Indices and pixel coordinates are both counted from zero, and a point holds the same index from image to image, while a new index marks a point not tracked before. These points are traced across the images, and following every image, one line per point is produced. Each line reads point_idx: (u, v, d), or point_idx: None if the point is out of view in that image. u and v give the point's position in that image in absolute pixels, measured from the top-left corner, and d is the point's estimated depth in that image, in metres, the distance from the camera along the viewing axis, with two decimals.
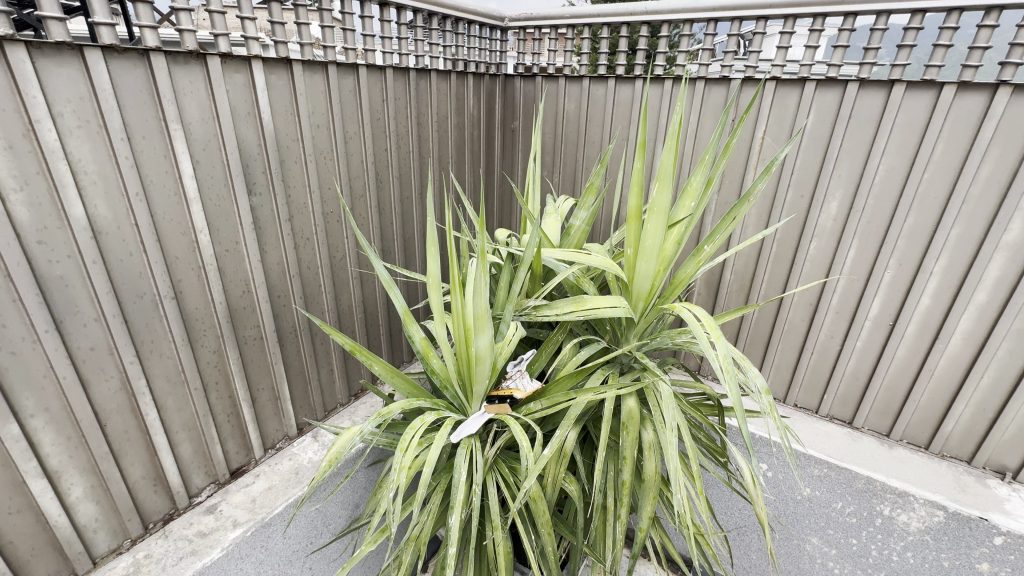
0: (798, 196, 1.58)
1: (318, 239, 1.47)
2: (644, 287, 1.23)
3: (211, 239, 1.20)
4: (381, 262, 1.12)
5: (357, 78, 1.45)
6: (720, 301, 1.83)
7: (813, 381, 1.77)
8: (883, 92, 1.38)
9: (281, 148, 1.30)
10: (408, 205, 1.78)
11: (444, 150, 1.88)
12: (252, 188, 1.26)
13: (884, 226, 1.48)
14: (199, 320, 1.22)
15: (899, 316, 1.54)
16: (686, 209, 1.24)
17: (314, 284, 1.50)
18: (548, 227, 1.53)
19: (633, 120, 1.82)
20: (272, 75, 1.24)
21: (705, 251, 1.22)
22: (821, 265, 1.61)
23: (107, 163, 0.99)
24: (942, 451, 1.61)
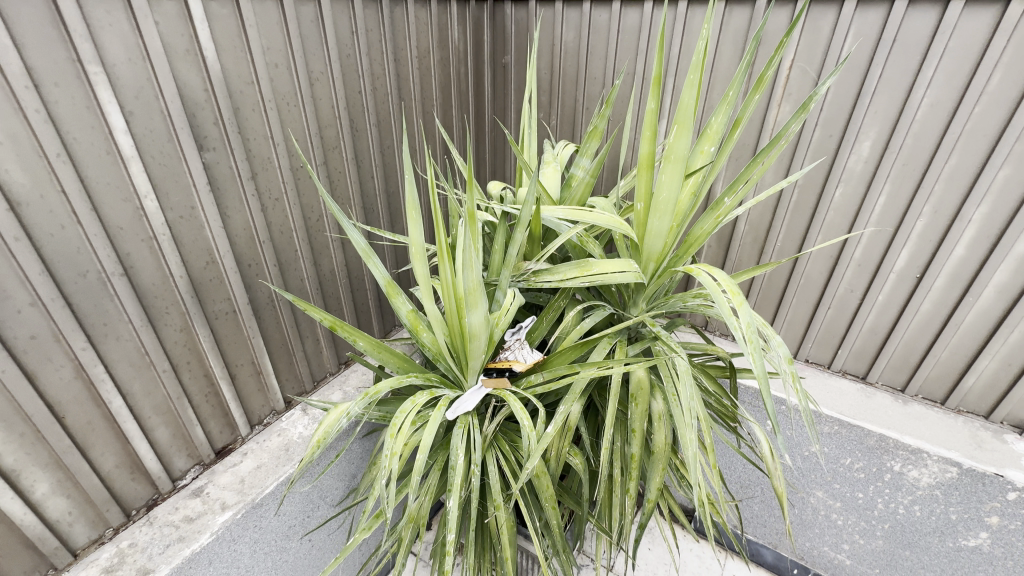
0: (826, 136, 1.41)
1: (289, 199, 1.31)
2: (656, 247, 1.10)
3: (160, 205, 1.04)
4: (357, 228, 0.95)
5: (318, 5, 1.22)
6: (732, 255, 1.71)
7: (827, 337, 1.69)
8: (937, 9, 1.17)
9: (233, 94, 1.11)
10: (389, 157, 1.60)
11: (428, 91, 1.67)
12: (203, 143, 1.08)
13: (921, 169, 1.32)
14: (158, 297, 1.09)
15: (928, 269, 1.42)
16: (705, 156, 1.07)
17: (290, 250, 1.36)
18: (546, 177, 1.33)
19: (641, 51, 1.61)
20: (213, 2, 1.03)
21: (725, 204, 1.07)
22: (846, 214, 1.47)
23: (14, 117, 0.81)
24: (959, 406, 1.55)
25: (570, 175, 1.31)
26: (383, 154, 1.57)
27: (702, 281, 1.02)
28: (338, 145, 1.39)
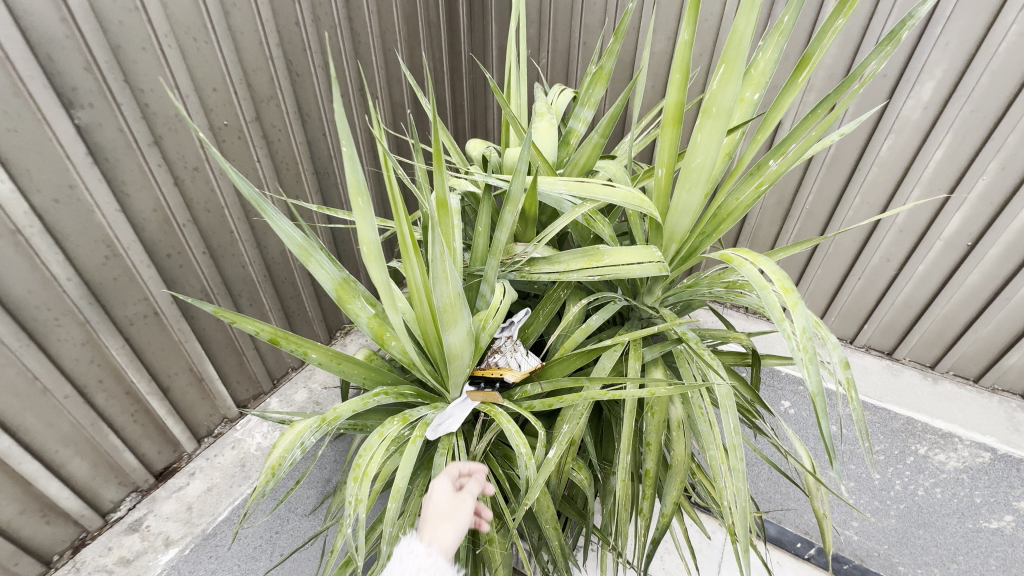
0: (879, 76, 1.16)
1: (214, 169, 1.03)
2: (683, 225, 0.87)
3: (20, 187, 0.76)
4: (285, 218, 0.68)
5: None
6: (751, 220, 1.50)
7: (852, 310, 1.52)
8: None
9: (110, 28, 0.80)
10: (345, 108, 1.30)
11: (390, 25, 1.35)
12: (75, 99, 0.79)
13: (995, 116, 1.09)
14: (41, 307, 0.84)
15: (982, 236, 1.23)
16: (747, 105, 0.82)
17: (224, 232, 1.10)
18: (539, 133, 1.04)
19: None
20: None
21: (770, 168, 0.83)
22: (892, 172, 1.25)
23: None
24: (994, 384, 1.41)
25: (570, 131, 1.05)
26: (336, 105, 1.27)
27: (746, 274, 0.77)
28: (273, 95, 1.10)
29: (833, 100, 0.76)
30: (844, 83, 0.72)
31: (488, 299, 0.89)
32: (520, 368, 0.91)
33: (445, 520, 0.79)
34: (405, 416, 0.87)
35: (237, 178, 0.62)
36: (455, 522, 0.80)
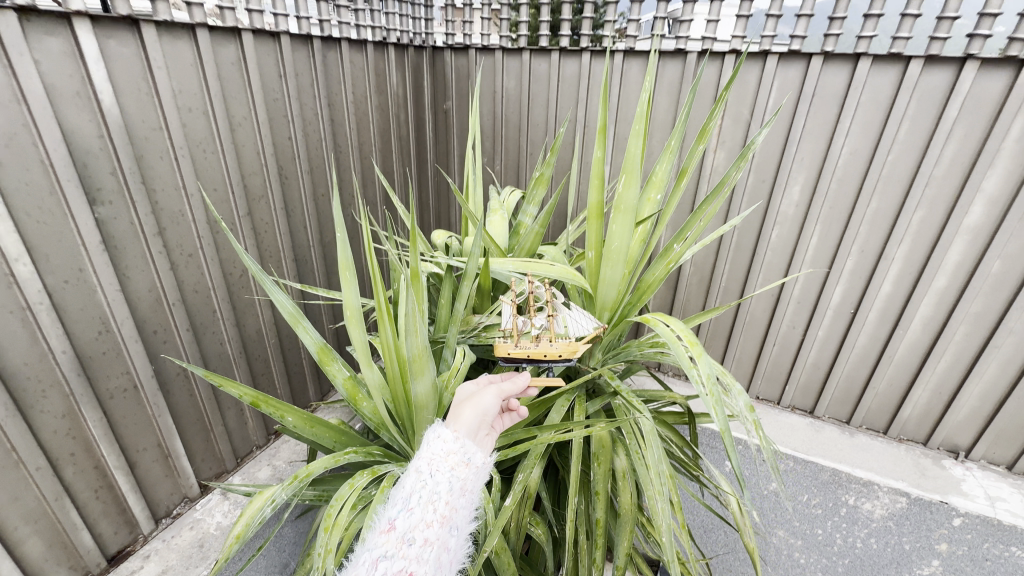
0: (759, 181, 1.48)
1: (205, 256, 1.16)
2: (611, 295, 1.07)
3: (37, 269, 0.87)
4: (281, 290, 0.84)
5: (240, 48, 1.14)
6: (680, 295, 1.73)
7: (774, 373, 1.73)
8: (848, 67, 1.27)
9: (135, 142, 0.98)
10: (323, 203, 1.49)
11: (366, 138, 1.60)
12: (96, 196, 0.93)
13: (847, 209, 1.41)
14: (30, 378, 0.90)
15: (861, 304, 1.50)
16: (652, 204, 1.08)
17: (207, 313, 1.20)
18: (493, 226, 1.27)
19: (581, 101, 1.64)
20: (111, 41, 0.91)
21: (674, 250, 1.07)
22: (782, 255, 1.54)
23: None
24: (900, 435, 1.61)
25: (518, 223, 1.27)
26: (318, 202, 1.47)
27: (659, 330, 1.00)
28: (265, 194, 1.28)
29: (712, 200, 1.05)
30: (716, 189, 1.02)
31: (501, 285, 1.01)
32: (570, 337, 0.92)
33: (473, 400, 0.78)
34: (373, 470, 0.94)
35: (245, 259, 0.80)
36: (480, 403, 0.78)
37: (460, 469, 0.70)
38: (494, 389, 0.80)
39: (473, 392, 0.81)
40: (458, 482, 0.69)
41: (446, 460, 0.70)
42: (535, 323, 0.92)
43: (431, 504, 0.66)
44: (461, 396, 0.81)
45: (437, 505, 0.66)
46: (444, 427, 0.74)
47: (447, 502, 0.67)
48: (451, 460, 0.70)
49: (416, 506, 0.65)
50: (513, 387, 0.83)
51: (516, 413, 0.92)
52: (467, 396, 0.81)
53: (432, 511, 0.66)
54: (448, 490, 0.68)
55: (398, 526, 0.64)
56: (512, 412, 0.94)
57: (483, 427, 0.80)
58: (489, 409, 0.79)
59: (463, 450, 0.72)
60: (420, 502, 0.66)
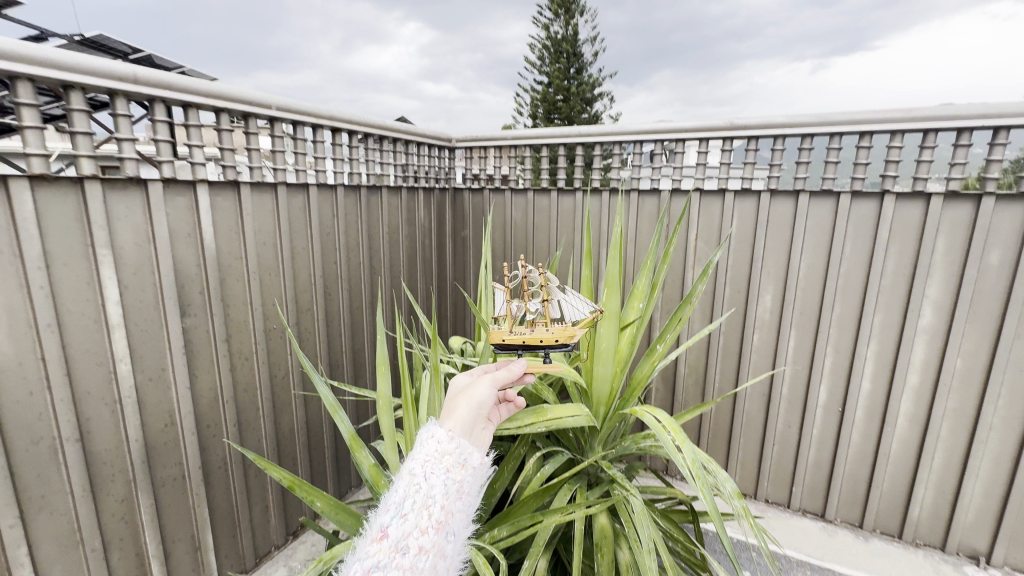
0: (736, 291, 1.72)
1: (258, 359, 1.37)
2: (604, 390, 1.26)
3: (132, 368, 1.08)
4: (326, 383, 1.03)
5: (307, 197, 1.47)
6: (678, 395, 1.87)
7: (779, 475, 1.77)
8: (792, 200, 1.59)
9: (221, 268, 1.25)
10: (358, 315, 1.74)
11: (396, 261, 1.90)
12: (186, 310, 1.18)
13: (816, 314, 1.62)
14: (106, 462, 1.06)
15: (846, 402, 1.61)
16: (635, 311, 1.32)
17: (252, 411, 1.37)
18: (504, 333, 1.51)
19: (577, 228, 1.96)
20: (219, 196, 1.23)
21: (658, 351, 1.30)
22: (766, 357, 1.72)
23: (18, 292, 0.90)
24: (917, 539, 1.59)
25: None
26: (354, 314, 1.72)
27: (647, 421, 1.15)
28: (312, 308, 1.53)
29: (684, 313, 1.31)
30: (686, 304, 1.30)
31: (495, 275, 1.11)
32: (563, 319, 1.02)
33: (467, 396, 0.70)
34: None
35: (302, 359, 1.02)
36: (477, 395, 0.71)
37: (460, 468, 0.60)
38: (489, 378, 0.74)
39: (468, 384, 0.74)
40: (455, 484, 0.59)
41: (441, 460, 0.60)
42: (531, 308, 1.01)
43: (428, 508, 0.55)
44: (454, 389, 0.74)
45: (433, 511, 0.55)
46: (436, 425, 0.64)
47: (443, 506, 0.57)
48: (447, 460, 0.60)
49: (409, 513, 0.54)
50: (508, 375, 0.78)
51: (513, 403, 0.91)
52: (461, 389, 0.74)
53: (428, 518, 0.55)
54: (445, 492, 0.58)
55: (389, 534, 0.53)
56: (508, 402, 0.92)
57: (480, 421, 0.72)
58: (486, 401, 0.72)
59: (460, 448, 0.61)
60: (414, 508, 0.55)
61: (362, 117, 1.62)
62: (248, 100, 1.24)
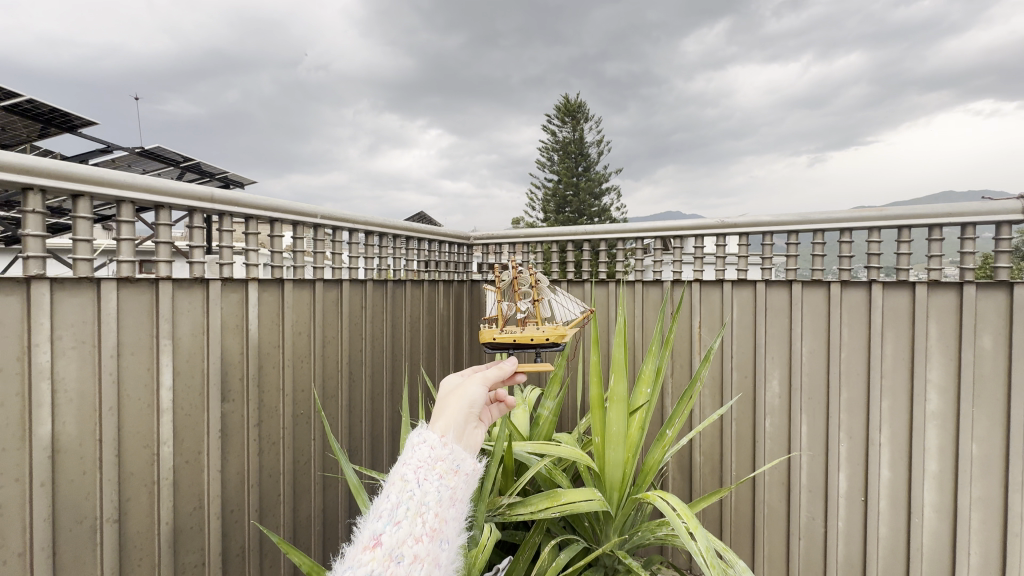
0: (743, 375, 1.83)
1: (285, 442, 1.44)
2: (616, 475, 1.29)
3: (173, 450, 1.16)
4: (353, 466, 1.23)
5: (340, 291, 1.63)
6: (696, 483, 1.89)
7: (811, 572, 1.70)
8: (786, 289, 1.76)
9: (261, 357, 1.37)
10: (378, 400, 1.81)
11: (416, 349, 2.03)
12: (226, 395, 1.28)
13: (824, 399, 1.69)
14: (137, 544, 1.10)
15: (868, 490, 1.62)
16: (644, 395, 1.39)
17: (273, 495, 1.41)
18: (519, 418, 1.63)
19: (586, 317, 2.10)
20: (266, 292, 1.39)
21: (667, 435, 1.37)
22: (781, 442, 1.76)
23: (90, 378, 1.02)
24: None
25: (538, 414, 1.56)
26: (377, 399, 1.81)
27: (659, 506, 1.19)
28: (336, 394, 1.62)
29: (691, 399, 1.38)
30: (691, 390, 1.37)
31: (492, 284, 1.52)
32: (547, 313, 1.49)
33: (457, 391, 0.69)
34: None
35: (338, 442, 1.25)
36: (468, 394, 0.70)
37: (452, 475, 0.60)
38: (478, 377, 0.74)
39: (459, 383, 0.74)
40: (449, 491, 0.59)
41: (434, 466, 0.59)
42: (525, 309, 1.44)
43: (421, 515, 0.54)
44: (444, 390, 0.73)
45: (428, 518, 0.55)
46: (427, 430, 0.64)
47: (436, 513, 0.56)
48: (441, 466, 0.60)
49: (405, 520, 0.53)
50: (499, 372, 0.78)
51: (505, 402, 0.85)
52: (451, 389, 0.72)
53: (422, 525, 0.54)
54: (438, 498, 0.57)
55: (383, 542, 0.51)
56: (500, 403, 0.86)
57: (472, 421, 0.70)
58: (477, 400, 0.71)
59: (453, 454, 0.62)
60: (408, 515, 0.54)
61: (391, 221, 1.87)
62: (297, 211, 1.49)
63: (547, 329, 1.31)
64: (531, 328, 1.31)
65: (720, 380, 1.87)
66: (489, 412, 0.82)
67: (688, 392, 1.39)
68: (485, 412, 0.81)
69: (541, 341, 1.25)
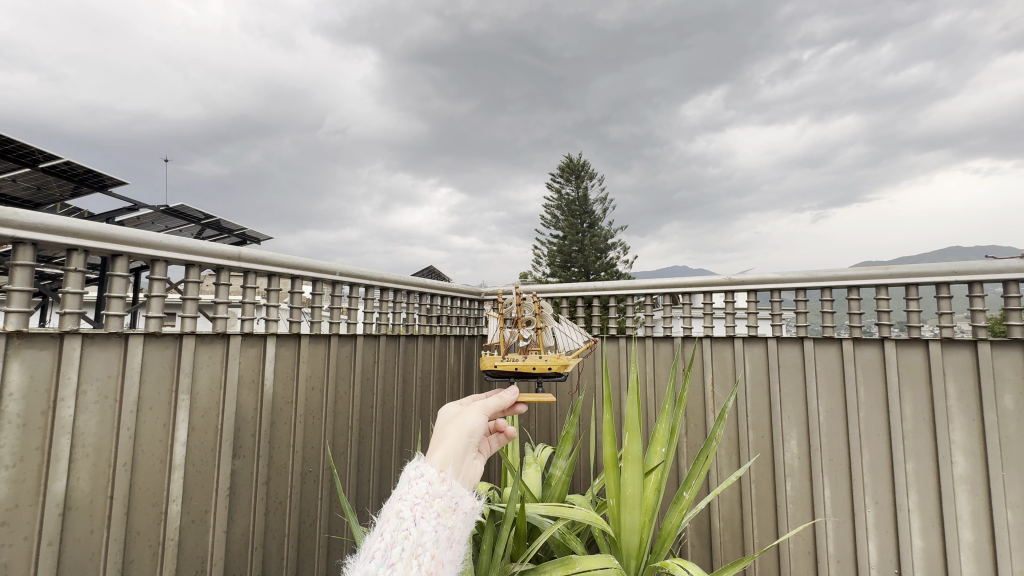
0: (759, 435, 1.79)
1: (292, 502, 1.40)
2: (633, 540, 1.25)
3: (182, 508, 1.14)
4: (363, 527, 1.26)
5: (354, 345, 1.65)
6: (717, 552, 1.80)
7: None
8: (798, 346, 1.75)
9: (274, 412, 1.38)
10: (386, 458, 1.78)
11: (426, 404, 2.02)
12: (238, 451, 1.28)
13: (845, 460, 1.64)
14: None
15: (901, 562, 1.53)
16: (659, 455, 1.36)
17: (277, 560, 1.36)
18: (529, 478, 1.59)
19: (597, 372, 2.09)
20: (282, 346, 1.42)
21: (684, 498, 1.33)
22: (804, 507, 1.69)
23: (108, 433, 1.03)
24: None
25: (550, 474, 1.52)
26: (386, 457, 1.78)
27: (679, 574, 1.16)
28: (345, 451, 1.60)
29: (707, 461, 1.35)
30: (707, 451, 1.35)
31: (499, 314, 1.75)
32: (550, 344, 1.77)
33: (456, 420, 0.74)
34: None
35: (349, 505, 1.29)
36: (466, 424, 0.75)
37: (448, 514, 0.62)
38: (478, 406, 0.79)
39: (458, 413, 0.78)
40: (444, 531, 0.60)
41: (431, 503, 0.62)
42: (529, 337, 1.70)
43: (415, 557, 0.55)
44: (444, 418, 0.78)
45: (422, 560, 0.56)
46: (424, 464, 0.66)
47: (432, 555, 0.57)
48: (437, 504, 0.62)
49: (398, 562, 0.54)
50: (499, 403, 0.83)
51: (504, 433, 0.88)
52: (451, 417, 0.78)
53: (417, 567, 0.55)
54: (433, 539, 0.58)
55: None
56: (499, 433, 0.90)
57: (470, 451, 0.74)
58: (476, 429, 0.75)
59: (451, 492, 0.64)
60: (402, 556, 0.54)
61: (404, 277, 1.93)
62: (317, 268, 1.56)
63: (548, 358, 1.46)
64: (533, 357, 1.49)
65: (736, 439, 1.82)
66: (486, 443, 0.85)
67: (704, 453, 1.36)
68: (483, 444, 0.84)
69: (542, 370, 1.42)
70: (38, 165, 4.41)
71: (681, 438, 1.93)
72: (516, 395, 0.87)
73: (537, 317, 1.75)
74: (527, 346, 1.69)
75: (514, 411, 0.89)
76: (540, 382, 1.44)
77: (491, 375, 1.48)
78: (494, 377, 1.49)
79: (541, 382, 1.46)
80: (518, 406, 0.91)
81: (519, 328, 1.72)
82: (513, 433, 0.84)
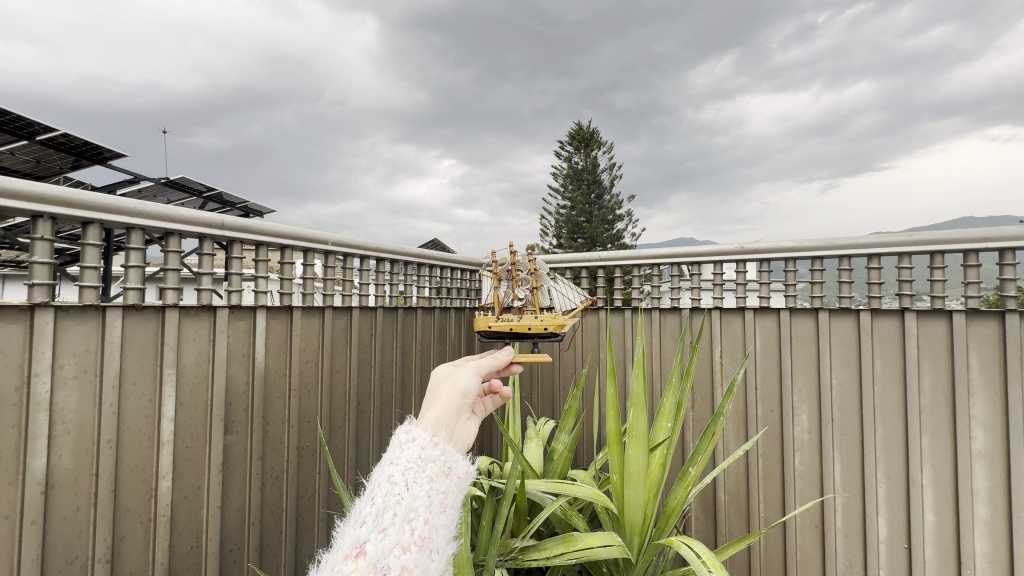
0: (768, 409, 1.74)
1: (289, 477, 1.38)
2: (637, 517, 1.21)
3: (173, 484, 1.11)
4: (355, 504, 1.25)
5: (349, 319, 1.60)
6: (722, 526, 1.79)
7: None
8: (812, 318, 1.68)
9: (267, 385, 1.34)
10: (386, 431, 1.75)
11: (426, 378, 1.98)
12: (230, 427, 1.24)
13: (857, 435, 1.59)
14: None
15: (911, 537, 1.50)
16: (665, 430, 1.32)
17: (275, 535, 1.35)
18: (531, 453, 1.56)
19: (601, 345, 2.05)
20: (274, 319, 1.37)
21: (691, 473, 1.29)
22: (813, 482, 1.65)
23: (89, 409, 0.99)
24: None
25: (553, 448, 1.48)
26: (386, 431, 1.75)
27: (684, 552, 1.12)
28: (343, 426, 1.57)
29: (711, 439, 1.31)
30: (711, 430, 1.30)
31: (492, 274, 1.67)
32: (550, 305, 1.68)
33: (451, 380, 0.69)
34: None
35: (336, 478, 1.27)
36: (461, 383, 0.69)
37: (444, 476, 0.56)
38: (472, 366, 0.73)
39: (450, 373, 0.73)
40: (438, 496, 0.55)
41: (423, 468, 0.56)
42: (523, 295, 1.66)
43: (409, 523, 0.51)
44: (437, 380, 0.72)
45: (415, 525, 0.51)
46: (416, 428, 0.60)
47: (426, 520, 0.52)
48: (430, 469, 0.56)
49: (391, 528, 0.50)
50: (493, 363, 0.77)
51: (500, 394, 0.83)
52: (443, 378, 0.73)
53: (410, 533, 0.50)
54: (427, 503, 0.53)
55: (367, 551, 0.47)
56: (494, 394, 0.84)
57: (466, 412, 0.68)
58: (469, 390, 0.70)
59: (444, 457, 0.58)
60: (395, 522, 0.50)
61: (403, 248, 1.86)
62: (309, 238, 1.48)
63: (546, 319, 1.41)
64: (529, 317, 1.43)
65: (744, 412, 1.78)
66: (482, 404, 0.79)
67: (709, 434, 1.31)
68: (478, 404, 0.77)
69: (538, 330, 1.36)
70: (36, 138, 4.30)
71: (687, 412, 1.89)
72: (511, 356, 0.82)
73: (532, 277, 1.68)
74: (521, 307, 1.66)
75: (510, 371, 0.85)
76: (537, 344, 1.38)
77: (485, 336, 1.41)
78: (488, 338, 1.42)
79: (538, 344, 1.40)
80: (513, 366, 0.87)
81: (513, 287, 1.67)
82: (509, 392, 0.81)
